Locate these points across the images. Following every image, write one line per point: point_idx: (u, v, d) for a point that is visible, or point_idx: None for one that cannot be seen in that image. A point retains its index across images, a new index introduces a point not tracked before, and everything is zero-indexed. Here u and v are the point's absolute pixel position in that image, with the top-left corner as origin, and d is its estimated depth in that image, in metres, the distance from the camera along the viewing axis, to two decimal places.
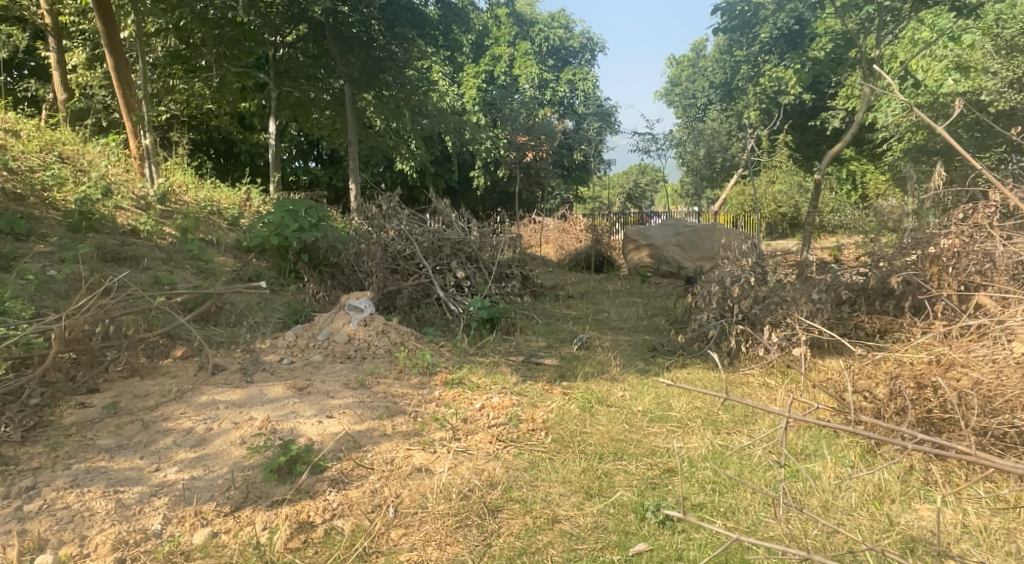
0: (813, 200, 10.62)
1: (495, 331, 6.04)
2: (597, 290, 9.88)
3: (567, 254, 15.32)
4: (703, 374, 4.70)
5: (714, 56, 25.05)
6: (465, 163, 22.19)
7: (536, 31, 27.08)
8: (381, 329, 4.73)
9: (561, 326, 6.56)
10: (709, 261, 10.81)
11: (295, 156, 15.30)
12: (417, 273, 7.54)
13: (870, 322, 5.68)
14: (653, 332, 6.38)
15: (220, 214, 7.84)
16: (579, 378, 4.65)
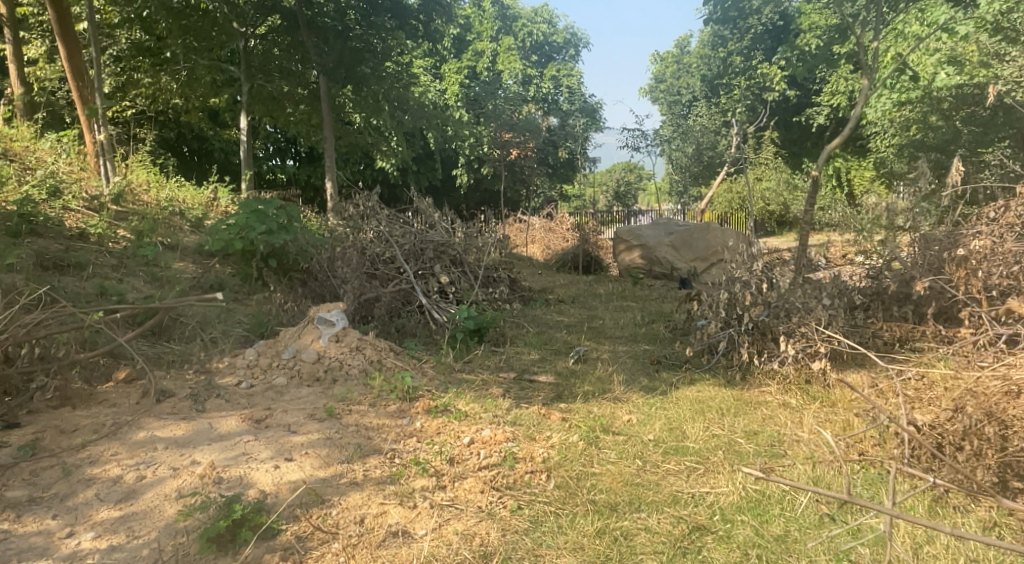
0: (810, 197, 10.21)
1: (482, 343, 5.53)
2: (589, 293, 9.39)
3: (554, 255, 14.83)
4: (714, 393, 4.24)
5: (699, 51, 24.70)
6: (448, 161, 21.67)
7: (518, 26, 26.61)
8: (355, 346, 4.20)
9: (554, 336, 6.06)
10: (704, 262, 10.40)
11: (272, 154, 14.69)
12: (398, 278, 7.02)
13: (889, 330, 5.21)
14: (653, 342, 5.92)
15: (182, 215, 7.27)
16: (578, 400, 4.16)
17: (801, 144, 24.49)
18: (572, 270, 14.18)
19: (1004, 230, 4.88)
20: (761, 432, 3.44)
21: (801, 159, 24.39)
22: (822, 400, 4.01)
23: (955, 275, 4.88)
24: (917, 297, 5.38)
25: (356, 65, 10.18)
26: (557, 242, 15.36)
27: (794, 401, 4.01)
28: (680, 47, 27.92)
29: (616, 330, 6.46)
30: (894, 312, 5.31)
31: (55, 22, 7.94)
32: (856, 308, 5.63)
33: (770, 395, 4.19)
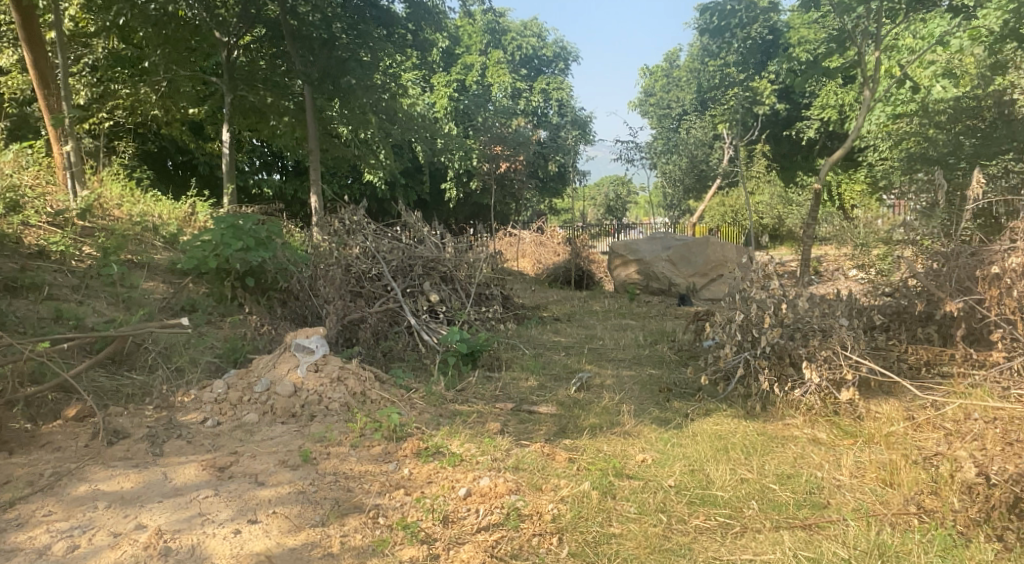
0: (811, 211, 9.92)
1: (476, 368, 5.13)
2: (585, 310, 9.01)
3: (545, 270, 14.48)
4: (732, 427, 3.86)
5: (689, 65, 24.58)
6: (437, 174, 21.32)
7: (508, 39, 26.45)
8: (336, 377, 3.77)
9: (552, 359, 5.66)
10: (704, 278, 10.06)
11: (258, 168, 14.29)
12: (385, 296, 6.62)
13: (914, 353, 4.90)
14: (658, 365, 5.53)
15: (155, 230, 6.84)
16: (584, 434, 3.77)
17: (791, 157, 24.39)
18: (564, 285, 13.82)
19: None
20: (795, 476, 3.09)
21: (792, 172, 24.27)
22: (855, 436, 3.65)
23: (987, 294, 4.54)
24: (940, 317, 5.05)
25: (342, 75, 9.79)
26: (549, 257, 15.00)
27: (825, 437, 3.66)
28: (669, 61, 27.80)
29: (617, 351, 6.07)
30: (917, 333, 4.96)
31: (21, 28, 7.51)
32: (875, 328, 5.29)
33: (797, 430, 3.83)
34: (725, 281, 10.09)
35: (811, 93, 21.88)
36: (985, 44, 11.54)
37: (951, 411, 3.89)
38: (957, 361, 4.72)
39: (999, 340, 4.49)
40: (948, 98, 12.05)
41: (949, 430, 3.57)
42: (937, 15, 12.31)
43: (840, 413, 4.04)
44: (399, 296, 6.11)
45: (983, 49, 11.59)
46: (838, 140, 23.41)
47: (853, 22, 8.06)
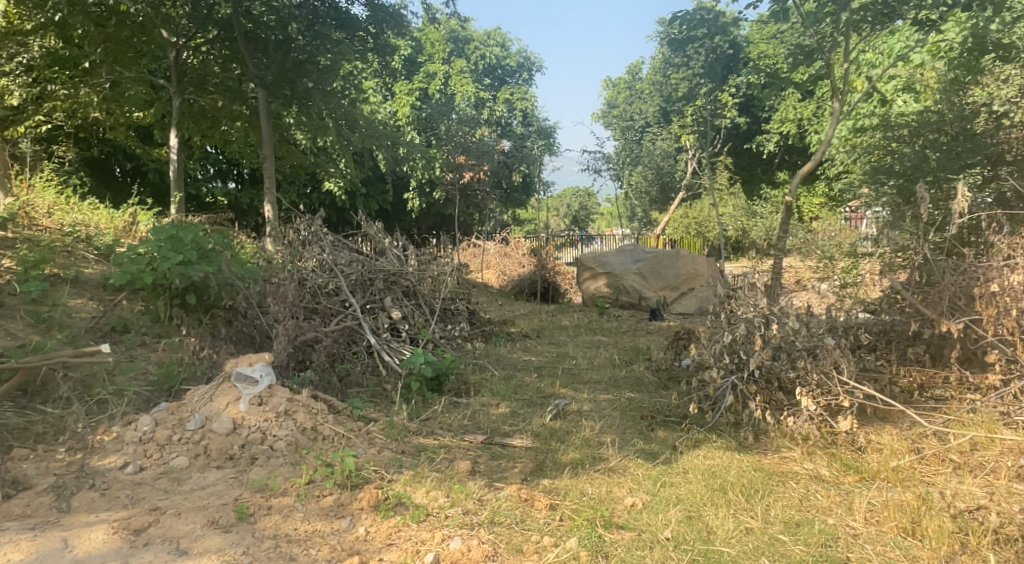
0: (782, 223, 9.77)
1: (442, 394, 4.70)
2: (553, 326, 8.64)
3: (510, 281, 14.16)
4: (724, 461, 3.55)
5: (651, 78, 24.57)
6: (399, 183, 20.86)
7: (471, 48, 26.16)
8: (283, 411, 3.32)
9: (524, 381, 5.26)
10: (675, 291, 9.77)
11: (212, 176, 13.54)
12: (342, 313, 6.17)
13: (906, 376, 4.66)
14: (636, 387, 5.19)
15: (88, 241, 6.26)
16: (563, 472, 3.39)
17: (751, 170, 24.54)
18: (529, 297, 13.48)
19: None
20: (804, 524, 2.81)
21: (753, 185, 24.36)
22: (860, 472, 3.35)
23: (983, 313, 4.30)
24: (929, 335, 4.82)
25: (299, 78, 9.30)
26: (513, 268, 14.66)
27: (828, 474, 3.35)
28: (632, 73, 27.82)
29: (592, 371, 5.71)
30: (909, 355, 4.72)
31: None
32: (861, 348, 5.04)
33: (796, 465, 3.52)
34: (696, 295, 9.82)
35: (770, 107, 22.06)
36: (945, 59, 11.60)
37: (956, 443, 3.62)
38: (952, 384, 4.48)
39: (996, 361, 4.26)
40: (909, 113, 12.08)
41: (960, 473, 3.33)
42: (898, 30, 12.35)
43: (837, 443, 3.74)
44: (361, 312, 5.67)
45: (943, 65, 11.64)
46: (798, 154, 23.66)
47: (814, 37, 7.77)
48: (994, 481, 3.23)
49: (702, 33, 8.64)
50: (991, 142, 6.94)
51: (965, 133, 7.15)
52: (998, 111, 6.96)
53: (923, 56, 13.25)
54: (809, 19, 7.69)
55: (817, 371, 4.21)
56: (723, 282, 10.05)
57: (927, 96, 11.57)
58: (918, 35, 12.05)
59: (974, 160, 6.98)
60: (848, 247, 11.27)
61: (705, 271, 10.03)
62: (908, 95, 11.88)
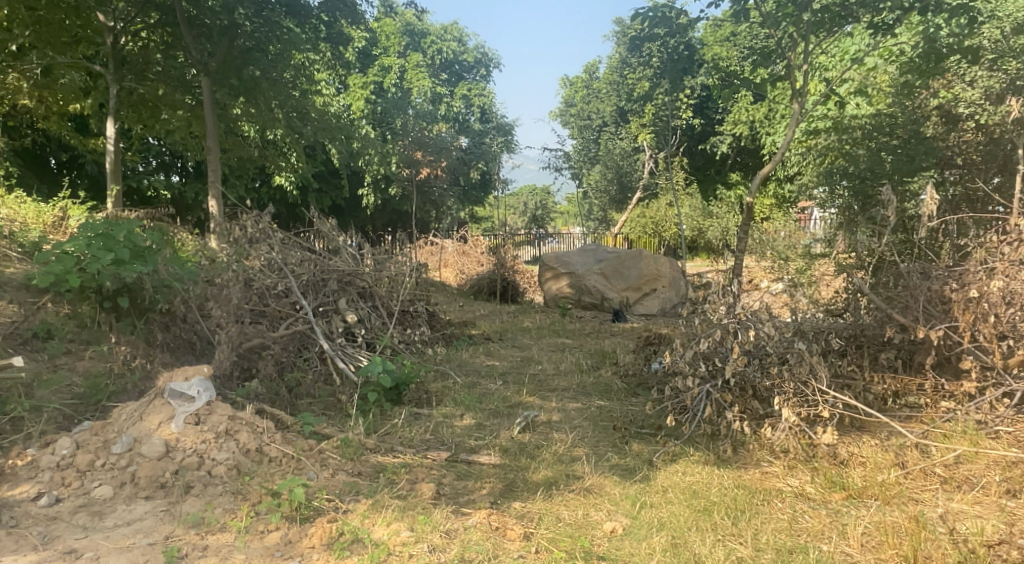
0: (744, 223, 9.72)
1: (401, 404, 4.40)
2: (514, 327, 8.40)
3: (469, 280, 13.88)
4: (705, 477, 3.34)
5: (607, 77, 24.55)
6: (353, 179, 20.38)
7: (427, 43, 25.72)
8: (224, 431, 2.98)
9: (488, 389, 5.00)
10: (637, 292, 9.62)
11: (155, 169, 13.14)
12: (292, 315, 5.80)
13: (880, 383, 4.55)
14: (605, 395, 4.97)
15: (11, 237, 5.74)
16: (536, 493, 3.14)
17: (706, 170, 24.74)
18: (488, 297, 13.21)
19: (1017, 268, 4.21)
20: (797, 554, 2.61)
21: (708, 185, 24.57)
22: (846, 489, 3.18)
23: (960, 319, 4.21)
24: (900, 340, 4.73)
25: (246, 67, 8.83)
26: (471, 267, 14.40)
27: (813, 491, 3.18)
28: (588, 72, 27.78)
29: (558, 377, 5.48)
30: (882, 360, 4.62)
31: None
32: (833, 353, 4.93)
33: (780, 480, 3.34)
34: (659, 296, 9.70)
35: (725, 108, 22.29)
36: (899, 62, 11.76)
37: (935, 454, 3.52)
38: (927, 391, 4.40)
39: (970, 368, 4.19)
40: (862, 116, 12.25)
41: (946, 489, 3.21)
42: (852, 34, 12.50)
43: (818, 456, 3.57)
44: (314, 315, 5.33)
45: (895, 69, 11.81)
46: (750, 156, 23.96)
47: (776, 38, 7.59)
48: (980, 498, 3.13)
49: (663, 31, 8.52)
50: (941, 147, 6.91)
51: (918, 135, 7.15)
52: (948, 115, 6.92)
53: (875, 60, 13.46)
54: (771, 20, 7.50)
55: (794, 379, 4.06)
56: (685, 283, 9.96)
57: (881, 99, 11.73)
58: (871, 39, 12.21)
59: (927, 163, 6.98)
60: (804, 248, 11.36)
61: (667, 272, 9.90)
62: (861, 98, 12.05)
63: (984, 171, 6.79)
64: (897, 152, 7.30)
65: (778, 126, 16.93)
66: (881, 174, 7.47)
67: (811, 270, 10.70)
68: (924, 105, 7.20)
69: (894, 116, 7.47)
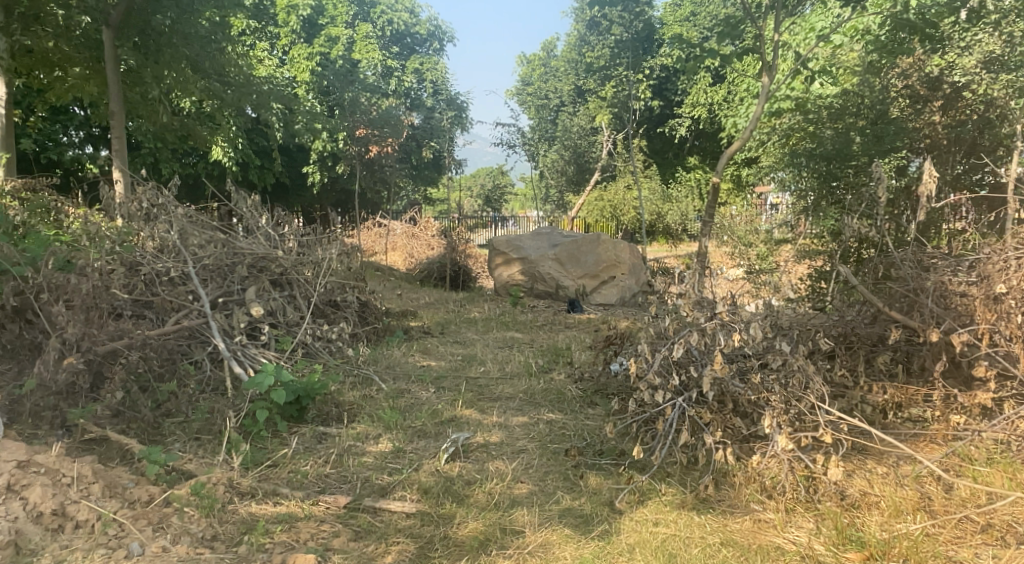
0: (709, 206, 9.00)
1: (303, 421, 3.52)
2: (459, 319, 7.57)
3: (417, 265, 12.98)
4: (683, 527, 2.60)
5: (566, 55, 23.70)
6: (297, 156, 19.52)
7: (376, 13, 24.43)
8: (5, 485, 2.33)
9: (416, 400, 4.18)
10: (594, 281, 8.86)
11: (82, 141, 11.92)
12: (186, 306, 4.87)
13: (879, 392, 3.86)
14: (557, 404, 4.22)
15: None
16: (463, 561, 2.35)
17: (663, 153, 24.12)
18: (437, 283, 12.33)
19: None
20: None
21: (666, 168, 23.99)
22: (864, 546, 2.47)
23: (979, 319, 3.57)
24: (897, 340, 4.08)
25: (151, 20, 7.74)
26: (421, 251, 13.59)
27: (823, 552, 2.47)
28: (546, 49, 26.87)
29: (501, 383, 4.68)
30: (879, 365, 3.94)
31: None
32: (819, 356, 4.28)
33: (778, 534, 2.61)
34: (617, 284, 8.96)
35: (684, 89, 21.69)
36: (866, 40, 11.20)
37: (958, 491, 2.86)
38: (935, 404, 3.72)
39: (987, 376, 3.52)
40: (828, 95, 11.69)
41: (988, 543, 2.53)
42: (818, 9, 11.90)
43: (821, 493, 2.83)
44: (210, 308, 4.44)
45: (862, 47, 11.27)
46: (709, 140, 23.44)
47: None
48: None
49: None
50: (911, 128, 6.37)
51: (883, 117, 6.50)
52: (918, 94, 6.30)
53: (839, 38, 12.92)
54: None
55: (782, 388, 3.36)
56: (645, 270, 9.25)
57: (848, 77, 11.17)
58: (836, 15, 11.65)
59: (897, 144, 6.31)
60: (767, 233, 10.79)
61: (627, 259, 9.16)
62: (826, 76, 11.49)
63: (952, 155, 6.30)
64: (866, 133, 6.54)
65: (738, 108, 16.41)
66: (849, 159, 6.66)
67: (775, 257, 10.16)
68: (890, 85, 6.48)
69: (859, 94, 6.71)
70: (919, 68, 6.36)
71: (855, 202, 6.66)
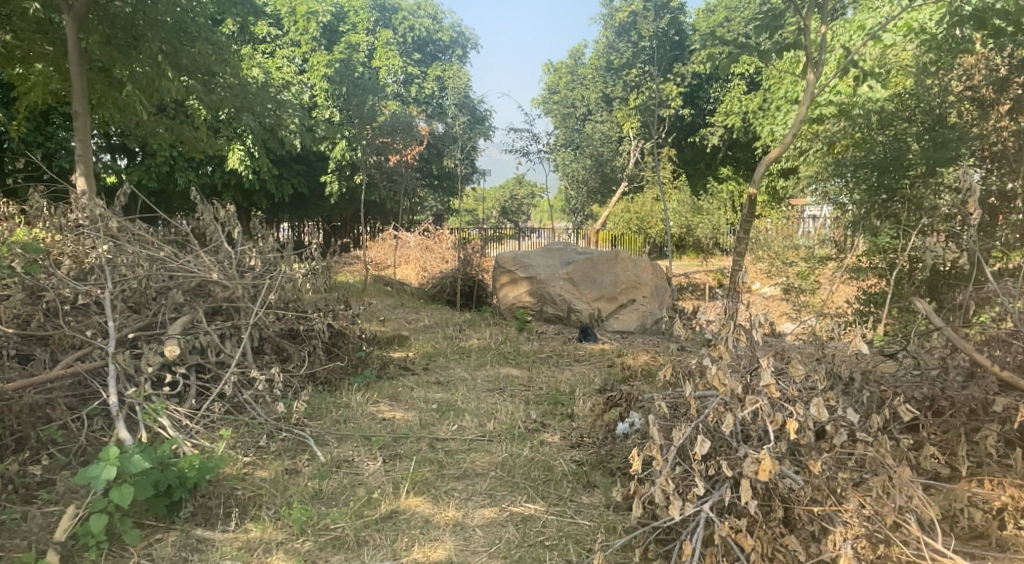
0: (747, 218, 7.82)
1: (174, 522, 2.57)
2: (450, 349, 6.51)
3: (428, 280, 12.02)
4: None
5: (594, 62, 22.73)
6: (312, 165, 18.80)
7: (398, 18, 23.74)
8: None
9: (359, 474, 3.20)
10: (610, 304, 7.84)
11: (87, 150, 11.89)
12: (87, 345, 3.96)
13: (991, 489, 2.76)
14: (548, 482, 3.20)
15: None
16: None
17: (695, 164, 22.91)
18: (448, 300, 11.32)
19: None
20: None
21: (698, 179, 22.76)
22: None
23: None
24: (1008, 413, 2.98)
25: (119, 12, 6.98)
26: (434, 265, 12.69)
27: None
28: (573, 57, 25.82)
29: (477, 449, 3.61)
30: (987, 451, 2.86)
31: None
32: (898, 429, 3.20)
33: None
34: (638, 308, 7.89)
35: (718, 96, 20.54)
36: (923, 38, 10.02)
37: None
38: None
39: None
40: (877, 100, 10.50)
41: None
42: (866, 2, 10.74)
43: None
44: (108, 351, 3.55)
45: (917, 46, 10.08)
46: (743, 150, 22.20)
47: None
48: None
49: None
50: (974, 135, 5.85)
51: (940, 123, 6.17)
52: (982, 98, 5.81)
53: (889, 36, 11.73)
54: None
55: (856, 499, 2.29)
56: (668, 294, 8.24)
57: (903, 79, 9.97)
58: (889, 11, 10.48)
59: (963, 151, 5.84)
60: (809, 249, 9.56)
61: (649, 280, 8.15)
62: (876, 78, 10.31)
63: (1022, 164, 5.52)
64: (924, 139, 6.19)
65: (776, 115, 15.29)
66: (906, 167, 6.33)
67: (818, 277, 8.94)
68: (950, 86, 6.13)
69: (915, 99, 6.41)
70: (991, 63, 5.81)
71: (910, 215, 6.23)
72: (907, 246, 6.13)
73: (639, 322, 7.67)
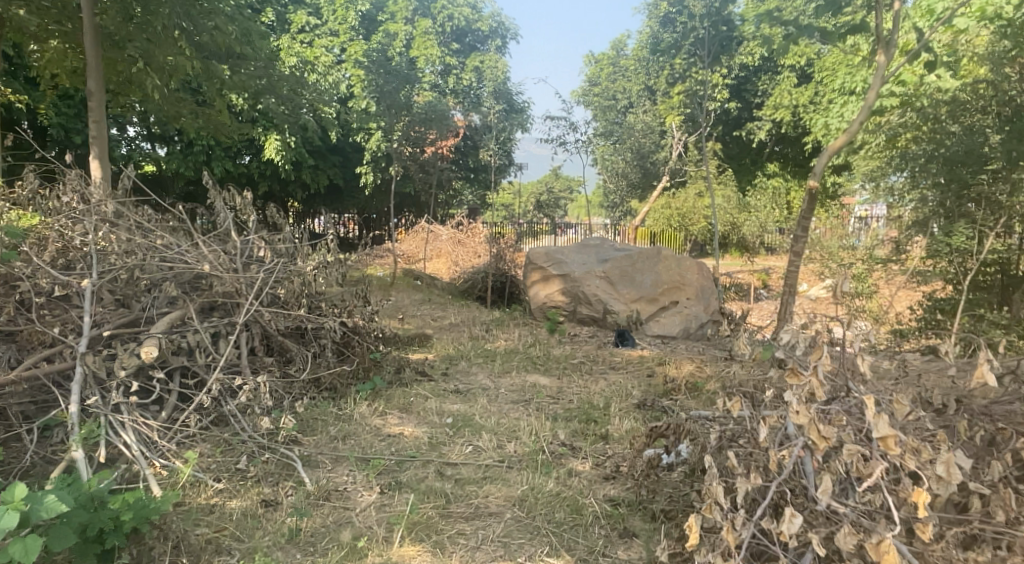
0: (805, 216, 7.07)
1: None
2: (474, 351, 5.96)
3: (459, 275, 11.52)
4: None
5: (636, 53, 21.93)
6: (347, 155, 18.44)
7: (437, 7, 23.19)
8: None
9: (354, 508, 2.68)
10: (650, 305, 7.19)
11: None
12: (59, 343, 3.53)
13: None
14: (576, 527, 2.64)
15: None
16: None
17: (740, 159, 22.00)
18: (478, 296, 10.78)
19: None
20: None
21: (743, 175, 21.82)
22: None
23: None
24: None
25: None
26: (467, 259, 12.17)
27: None
28: (615, 49, 25.01)
29: (495, 479, 3.06)
30: None
31: None
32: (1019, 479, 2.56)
33: None
34: (680, 311, 7.21)
35: (766, 89, 19.59)
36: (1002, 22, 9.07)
37: None
38: None
39: None
40: (946, 90, 9.58)
41: None
42: None
43: None
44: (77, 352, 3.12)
45: (995, 31, 9.14)
46: (791, 146, 21.21)
47: None
48: None
49: None
50: None
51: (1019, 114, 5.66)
52: None
53: (961, 21, 10.74)
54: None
55: None
56: (715, 295, 7.53)
57: (979, 66, 9.05)
58: None
59: None
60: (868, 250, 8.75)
61: (694, 280, 7.45)
62: (947, 66, 9.39)
63: None
64: (1005, 130, 5.68)
65: (831, 107, 14.37)
66: (984, 161, 5.80)
67: (876, 281, 8.19)
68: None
69: (988, 88, 5.82)
70: None
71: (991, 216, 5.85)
72: (987, 250, 5.83)
73: (682, 325, 7.00)
